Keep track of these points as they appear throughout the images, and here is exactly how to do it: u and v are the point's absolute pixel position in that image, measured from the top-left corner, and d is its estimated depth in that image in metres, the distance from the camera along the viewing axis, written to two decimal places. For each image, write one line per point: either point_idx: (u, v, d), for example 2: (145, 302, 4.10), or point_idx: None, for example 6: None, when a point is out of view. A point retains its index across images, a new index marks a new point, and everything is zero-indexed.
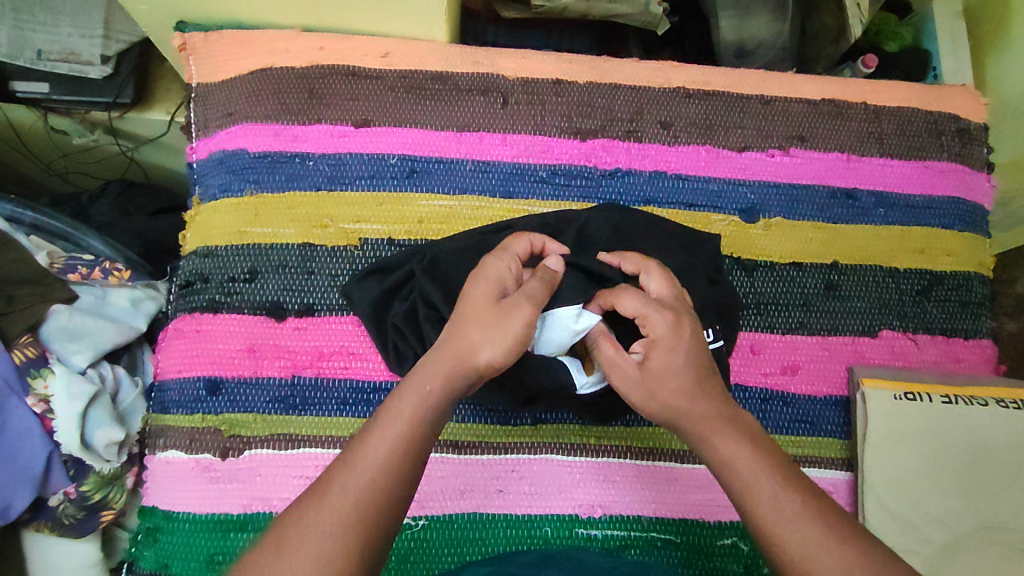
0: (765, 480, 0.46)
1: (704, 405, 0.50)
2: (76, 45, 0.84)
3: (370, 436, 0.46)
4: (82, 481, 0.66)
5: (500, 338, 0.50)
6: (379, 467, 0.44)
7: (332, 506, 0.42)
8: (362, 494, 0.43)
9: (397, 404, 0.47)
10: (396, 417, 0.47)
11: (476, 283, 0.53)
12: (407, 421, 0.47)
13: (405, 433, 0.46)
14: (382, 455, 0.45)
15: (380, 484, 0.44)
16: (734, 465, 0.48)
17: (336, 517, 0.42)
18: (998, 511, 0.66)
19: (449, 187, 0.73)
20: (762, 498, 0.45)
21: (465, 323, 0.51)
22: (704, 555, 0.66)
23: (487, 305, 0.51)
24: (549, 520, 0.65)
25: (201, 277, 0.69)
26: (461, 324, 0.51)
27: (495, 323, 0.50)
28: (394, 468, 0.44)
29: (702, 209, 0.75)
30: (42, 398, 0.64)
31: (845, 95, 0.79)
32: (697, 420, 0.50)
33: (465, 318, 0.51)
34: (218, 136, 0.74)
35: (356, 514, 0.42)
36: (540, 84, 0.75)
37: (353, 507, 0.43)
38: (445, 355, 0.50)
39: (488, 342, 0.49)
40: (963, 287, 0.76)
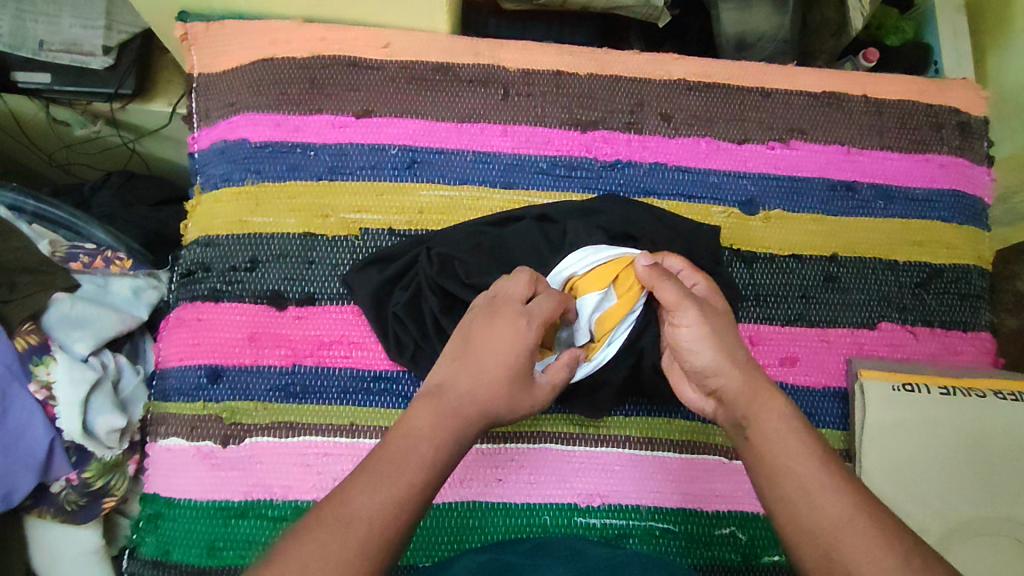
0: (802, 454, 0.46)
1: (750, 371, 0.51)
2: (78, 36, 0.84)
3: (388, 472, 0.43)
4: (84, 467, 0.67)
5: (517, 402, 0.51)
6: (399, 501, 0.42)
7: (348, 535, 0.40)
8: (380, 524, 0.41)
9: (417, 447, 0.45)
10: (417, 456, 0.45)
11: (502, 346, 0.50)
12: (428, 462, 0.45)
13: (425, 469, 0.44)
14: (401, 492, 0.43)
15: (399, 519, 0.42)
16: (773, 438, 0.47)
17: (354, 547, 0.39)
18: (994, 502, 0.67)
19: (450, 178, 0.73)
20: (797, 470, 0.45)
21: (486, 381, 0.49)
22: (702, 544, 0.66)
23: (509, 372, 0.50)
24: (548, 509, 0.65)
25: (202, 266, 0.70)
26: (481, 379, 0.49)
27: (515, 391, 0.50)
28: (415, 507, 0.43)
29: (702, 200, 0.75)
30: (43, 385, 0.64)
31: (846, 88, 0.79)
32: (744, 399, 0.50)
33: (486, 377, 0.49)
34: (219, 125, 0.74)
35: (373, 541, 0.40)
36: (541, 76, 0.76)
37: (371, 541, 0.40)
38: (466, 406, 0.48)
39: (506, 407, 0.50)
40: (962, 279, 0.76)
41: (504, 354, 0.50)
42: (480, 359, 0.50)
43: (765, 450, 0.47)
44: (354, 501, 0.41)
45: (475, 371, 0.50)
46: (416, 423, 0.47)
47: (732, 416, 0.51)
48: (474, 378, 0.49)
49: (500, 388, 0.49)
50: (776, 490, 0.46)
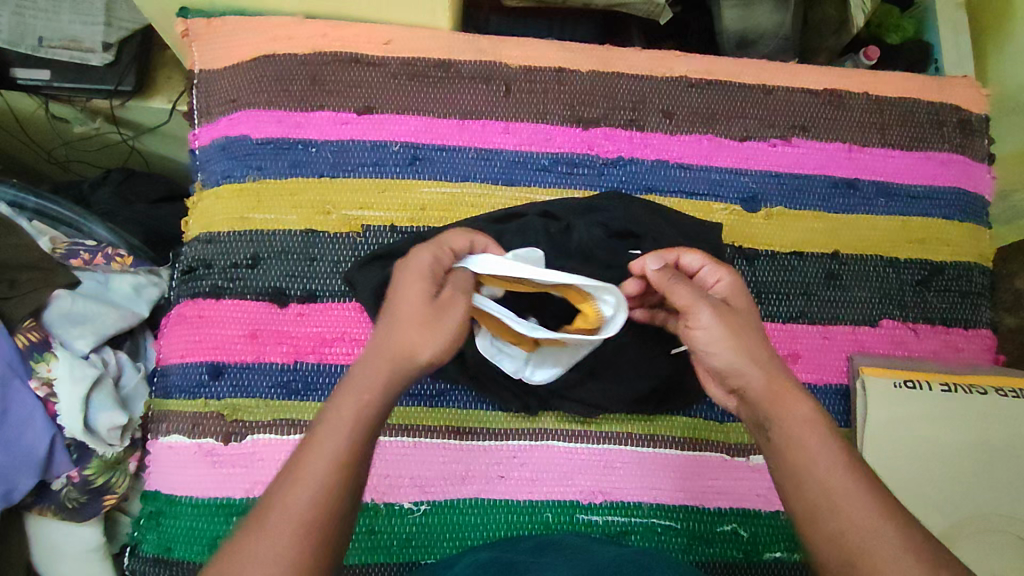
0: (828, 453, 0.45)
1: (772, 373, 0.50)
2: (77, 32, 0.84)
3: (312, 456, 0.43)
4: (85, 464, 0.66)
5: (435, 332, 0.48)
6: (322, 494, 0.41)
7: (282, 529, 0.40)
8: (307, 511, 0.41)
9: (330, 416, 0.45)
10: (337, 425, 0.44)
11: (414, 281, 0.50)
12: (352, 429, 0.44)
13: (353, 444, 0.43)
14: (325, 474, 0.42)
15: (330, 498, 0.41)
16: (795, 436, 0.47)
17: (291, 539, 0.40)
18: (997, 498, 0.67)
19: (452, 174, 0.73)
20: (817, 467, 0.45)
21: (402, 322, 0.48)
22: (704, 541, 0.66)
23: (424, 307, 0.49)
24: (549, 506, 0.65)
25: (204, 263, 0.70)
26: (395, 318, 0.48)
27: (437, 324, 0.49)
28: (347, 470, 0.42)
29: (703, 197, 0.75)
30: (44, 381, 0.65)
31: (847, 85, 0.79)
32: (768, 394, 0.49)
33: (399, 316, 0.48)
34: (220, 122, 0.74)
35: (303, 531, 0.40)
36: (542, 73, 0.76)
37: (304, 530, 0.40)
38: (382, 358, 0.47)
39: (425, 340, 0.48)
40: (963, 277, 0.77)
41: (416, 287, 0.49)
42: (394, 302, 0.49)
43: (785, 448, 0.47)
44: (292, 500, 0.41)
45: (391, 317, 0.49)
46: (335, 395, 0.46)
47: (754, 415, 0.50)
48: (392, 322, 0.48)
49: (411, 317, 0.48)
50: (796, 490, 0.46)
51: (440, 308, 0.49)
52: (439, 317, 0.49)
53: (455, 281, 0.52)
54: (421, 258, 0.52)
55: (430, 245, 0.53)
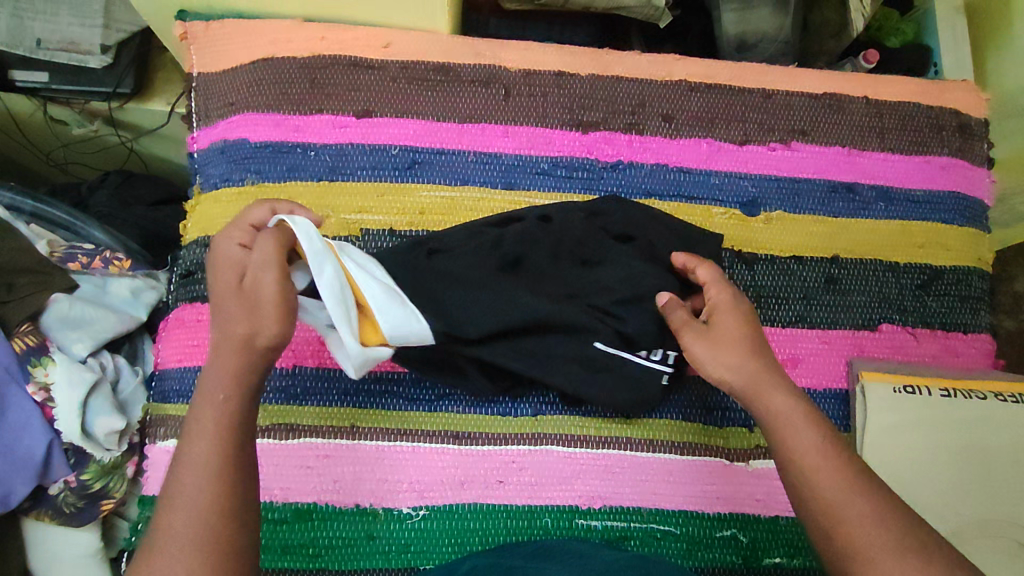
0: (802, 434, 0.50)
1: (749, 367, 0.54)
2: (76, 35, 0.84)
3: (185, 455, 0.47)
4: (82, 470, 0.66)
5: (259, 313, 0.50)
6: (199, 494, 0.45)
7: (174, 533, 0.44)
8: (193, 500, 0.45)
9: (190, 426, 0.48)
10: (202, 422, 0.48)
11: (227, 275, 0.52)
12: (213, 420, 0.48)
13: (217, 433, 0.47)
14: (199, 465, 0.46)
15: (207, 483, 0.45)
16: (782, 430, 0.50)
17: (184, 527, 0.44)
18: (997, 504, 0.67)
19: (452, 178, 0.72)
20: (801, 457, 0.49)
21: (229, 319, 0.51)
22: (703, 546, 0.66)
23: (237, 300, 0.51)
24: (549, 511, 0.65)
25: (202, 267, 0.69)
26: (223, 321, 0.51)
27: (257, 305, 0.50)
28: (217, 465, 0.46)
29: (703, 202, 0.75)
30: (42, 386, 0.64)
31: (847, 89, 0.79)
32: (748, 385, 0.53)
33: (224, 316, 0.51)
34: (219, 125, 0.73)
35: (194, 518, 0.44)
36: (542, 76, 0.75)
37: (195, 514, 0.44)
38: (224, 352, 0.50)
39: (252, 326, 0.50)
40: (963, 281, 0.76)
41: (232, 280, 0.52)
42: (219, 298, 0.52)
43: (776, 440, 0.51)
44: (176, 498, 0.45)
45: (221, 314, 0.52)
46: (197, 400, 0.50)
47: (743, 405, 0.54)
48: (224, 318, 0.51)
49: (236, 311, 0.51)
50: (787, 480, 0.49)
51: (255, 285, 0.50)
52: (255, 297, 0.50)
53: (263, 243, 0.51)
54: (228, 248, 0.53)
55: (230, 232, 0.54)
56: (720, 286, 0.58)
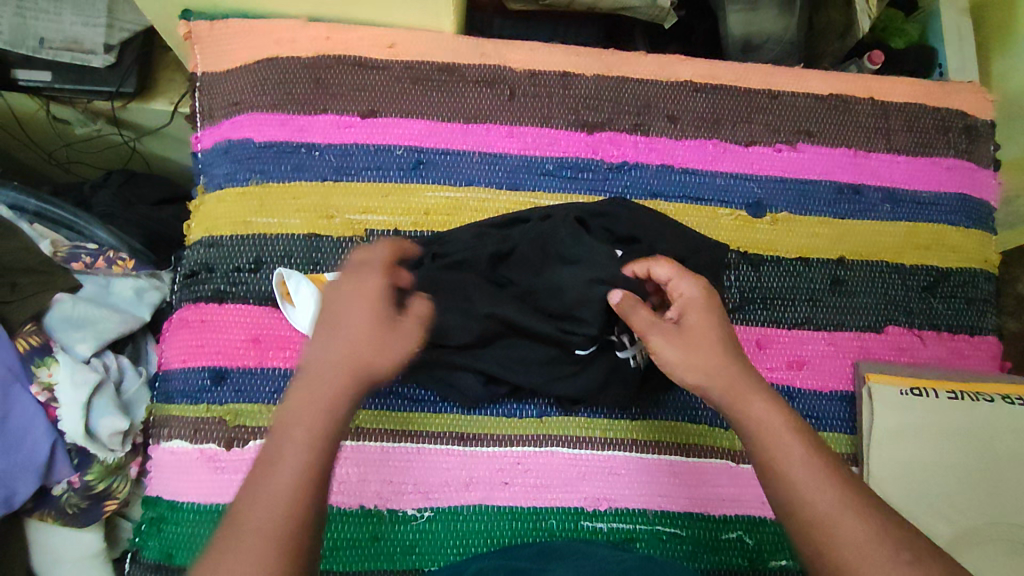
0: (786, 442, 0.47)
1: (729, 371, 0.51)
2: (79, 34, 0.83)
3: (271, 469, 0.42)
4: (86, 470, 0.66)
5: (391, 349, 0.49)
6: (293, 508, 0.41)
7: (254, 543, 0.39)
8: (278, 522, 0.40)
9: (291, 431, 0.44)
10: (298, 436, 0.43)
11: (359, 296, 0.50)
12: (310, 437, 0.43)
13: (312, 453, 0.43)
14: (288, 484, 0.41)
15: (296, 509, 0.41)
16: (761, 431, 0.48)
17: (260, 553, 0.39)
18: (1005, 508, 0.66)
19: (457, 179, 0.72)
20: (784, 461, 0.46)
21: (353, 337, 0.48)
22: (709, 548, 0.66)
23: (373, 325, 0.49)
24: (554, 513, 0.65)
25: (206, 267, 0.69)
26: (346, 336, 0.48)
27: (393, 340, 0.49)
28: (315, 483, 0.42)
29: (709, 203, 0.75)
30: (45, 386, 0.64)
31: (852, 90, 0.79)
32: (728, 390, 0.50)
33: (348, 333, 0.48)
34: (223, 125, 0.73)
35: (275, 543, 0.39)
36: (548, 77, 0.75)
37: (277, 541, 0.39)
38: (334, 368, 0.47)
39: (380, 356, 0.48)
40: (968, 283, 0.76)
41: (360, 301, 0.49)
42: (341, 315, 0.49)
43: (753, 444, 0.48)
44: (259, 512, 0.40)
45: (338, 328, 0.48)
46: (283, 412, 0.45)
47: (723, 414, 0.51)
48: (340, 335, 0.48)
49: (367, 334, 0.48)
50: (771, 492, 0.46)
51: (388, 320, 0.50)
52: (389, 335, 0.49)
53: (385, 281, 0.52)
54: (366, 273, 0.51)
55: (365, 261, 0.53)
56: (685, 281, 0.56)
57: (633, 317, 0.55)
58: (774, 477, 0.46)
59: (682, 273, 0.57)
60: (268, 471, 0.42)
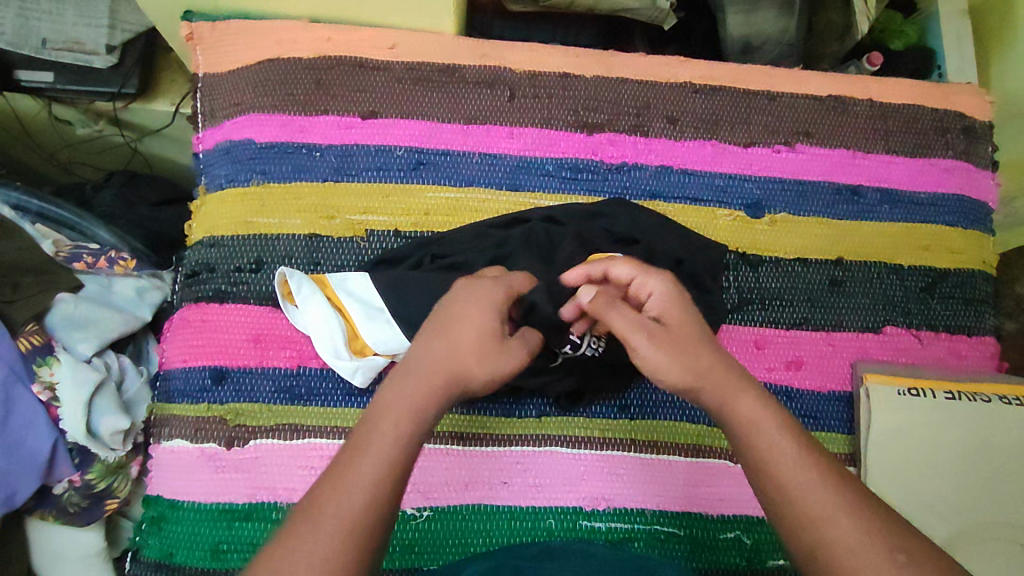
0: (783, 448, 0.46)
1: (720, 372, 0.49)
2: (82, 35, 0.84)
3: (355, 461, 0.42)
4: (87, 469, 0.66)
5: (496, 366, 0.48)
6: (367, 507, 0.41)
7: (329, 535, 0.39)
8: (358, 516, 0.40)
9: (376, 428, 0.44)
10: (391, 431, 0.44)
11: (479, 308, 0.49)
12: (400, 435, 0.44)
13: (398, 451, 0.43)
14: (371, 480, 0.42)
15: (374, 507, 0.41)
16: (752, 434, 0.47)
17: (337, 546, 0.39)
18: (1001, 508, 0.66)
19: (457, 179, 0.73)
20: (782, 469, 0.45)
21: (463, 346, 0.48)
22: (707, 548, 0.66)
23: (489, 339, 0.48)
24: (553, 513, 0.65)
25: (207, 267, 0.70)
26: (455, 343, 0.48)
27: (499, 356, 0.48)
28: (391, 485, 0.42)
29: (707, 204, 0.75)
30: (47, 386, 0.64)
31: (851, 92, 0.79)
32: (719, 389, 0.49)
33: (461, 340, 0.48)
34: (224, 125, 0.73)
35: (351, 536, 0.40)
36: (548, 78, 0.75)
37: (352, 538, 0.40)
38: (436, 370, 0.47)
39: (481, 369, 0.48)
40: (966, 284, 0.76)
41: (478, 311, 0.49)
42: (456, 320, 0.49)
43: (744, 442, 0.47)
44: (343, 500, 0.41)
45: (449, 330, 0.48)
46: (373, 407, 0.45)
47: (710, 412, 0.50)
48: (449, 337, 0.48)
49: (478, 345, 0.48)
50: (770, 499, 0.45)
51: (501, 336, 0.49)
52: (500, 352, 0.49)
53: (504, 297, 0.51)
54: (500, 287, 0.51)
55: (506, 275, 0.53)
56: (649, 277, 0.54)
57: (615, 321, 0.51)
58: (773, 485, 0.45)
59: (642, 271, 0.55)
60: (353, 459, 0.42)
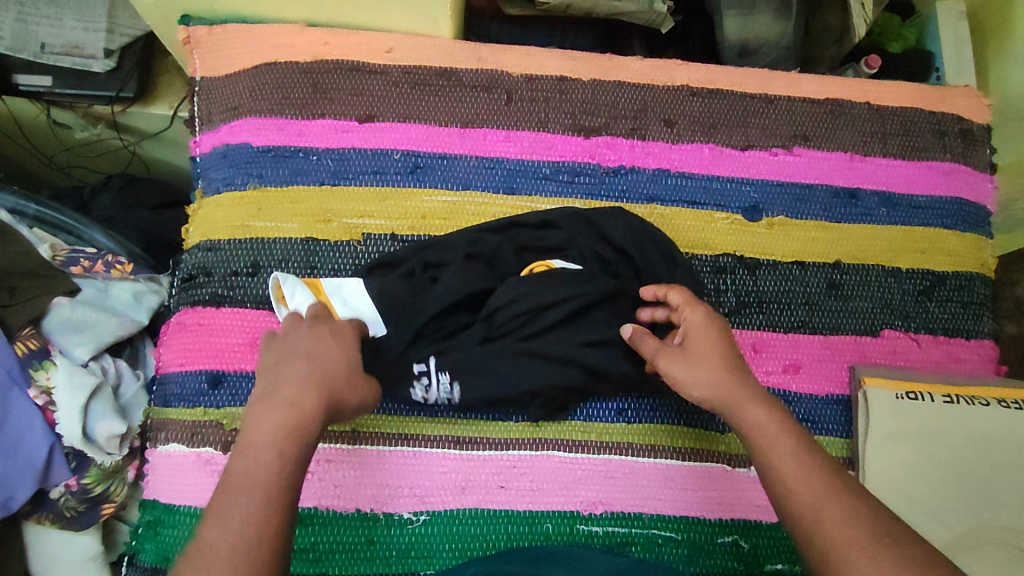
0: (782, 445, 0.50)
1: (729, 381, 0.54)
2: (80, 39, 0.84)
3: (239, 494, 0.43)
4: (84, 473, 0.66)
5: (352, 386, 0.51)
6: (261, 531, 0.41)
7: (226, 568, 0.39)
8: (250, 554, 0.40)
9: (250, 457, 0.44)
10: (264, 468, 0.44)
11: (320, 337, 0.52)
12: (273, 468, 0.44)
13: (278, 484, 0.44)
14: (252, 518, 0.42)
15: (266, 540, 0.41)
16: (766, 441, 0.50)
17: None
18: (1001, 512, 0.66)
19: (454, 183, 0.72)
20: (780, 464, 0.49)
21: (319, 369, 0.50)
22: (705, 552, 0.66)
23: (340, 362, 0.51)
24: (550, 517, 0.65)
25: (204, 271, 0.69)
26: (315, 369, 0.50)
27: (355, 378, 0.51)
28: (278, 506, 0.43)
29: (704, 207, 0.75)
30: (43, 390, 0.64)
31: (848, 95, 0.79)
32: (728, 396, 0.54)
33: (316, 365, 0.50)
34: (221, 129, 0.74)
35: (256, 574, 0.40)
36: (544, 81, 0.76)
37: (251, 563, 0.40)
38: (304, 395, 0.48)
39: (343, 392, 0.50)
40: (965, 287, 0.76)
41: (319, 342, 0.51)
42: (296, 352, 0.50)
43: (761, 454, 0.51)
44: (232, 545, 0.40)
45: (303, 359, 0.50)
46: (242, 439, 0.46)
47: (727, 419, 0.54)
48: (304, 368, 0.49)
49: (332, 368, 0.50)
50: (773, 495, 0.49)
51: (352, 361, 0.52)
52: (351, 374, 0.51)
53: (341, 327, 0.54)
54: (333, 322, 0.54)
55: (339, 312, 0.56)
56: (691, 305, 0.59)
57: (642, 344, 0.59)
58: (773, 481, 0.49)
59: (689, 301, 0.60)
60: (226, 507, 0.42)
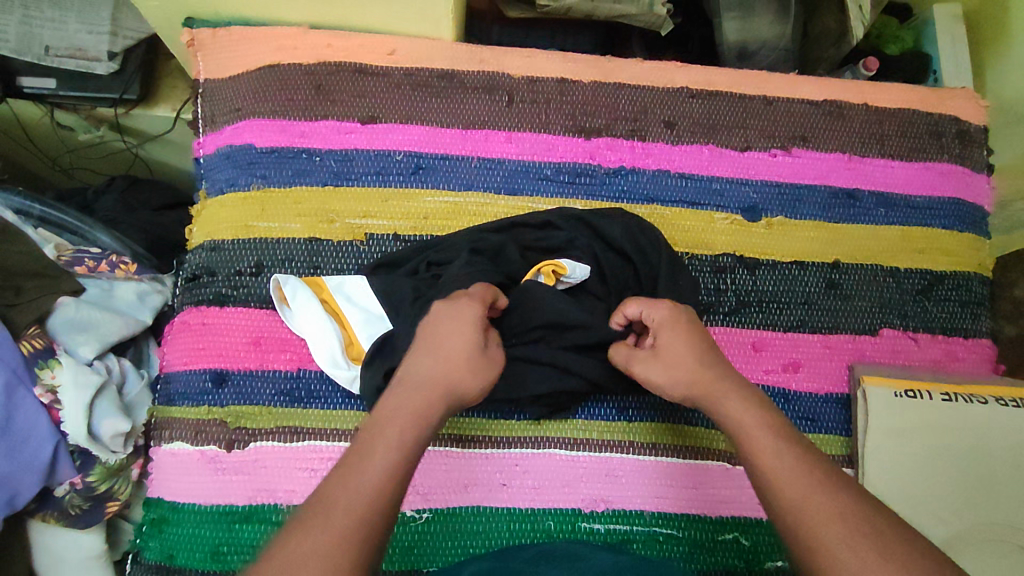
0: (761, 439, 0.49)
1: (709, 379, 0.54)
2: (83, 41, 0.84)
3: (365, 459, 0.45)
4: (87, 472, 0.67)
5: (481, 377, 0.54)
6: (383, 498, 0.43)
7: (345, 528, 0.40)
8: (365, 516, 0.41)
9: (383, 430, 0.47)
10: (388, 442, 0.46)
11: (454, 324, 0.55)
12: (398, 446, 0.46)
13: (405, 455, 0.46)
14: (382, 477, 0.44)
15: (375, 509, 0.42)
16: (747, 436, 0.49)
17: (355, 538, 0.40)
18: (998, 509, 0.67)
19: (456, 184, 0.73)
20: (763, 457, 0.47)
21: (451, 358, 0.53)
22: (706, 550, 0.66)
23: (471, 353, 0.54)
24: (551, 515, 0.66)
25: (208, 271, 0.70)
26: (447, 358, 0.52)
27: (484, 369, 0.54)
28: (400, 478, 0.45)
29: (704, 207, 0.75)
30: (49, 389, 0.65)
31: (846, 96, 0.80)
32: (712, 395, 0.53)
33: (450, 354, 0.53)
34: (225, 131, 0.74)
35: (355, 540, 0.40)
36: (545, 83, 0.76)
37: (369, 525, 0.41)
38: (433, 382, 0.51)
39: (473, 382, 0.53)
40: (962, 286, 0.77)
41: (456, 327, 0.54)
42: (437, 342, 0.53)
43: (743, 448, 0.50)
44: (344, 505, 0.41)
45: (435, 350, 0.53)
46: (378, 414, 0.48)
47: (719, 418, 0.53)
48: (437, 356, 0.53)
49: (462, 358, 0.53)
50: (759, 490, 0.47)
51: (485, 353, 0.55)
52: (484, 364, 0.54)
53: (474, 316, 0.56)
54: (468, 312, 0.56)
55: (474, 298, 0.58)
56: (652, 308, 0.59)
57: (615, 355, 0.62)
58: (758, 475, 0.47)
59: (649, 305, 0.60)
60: (358, 469, 0.44)
